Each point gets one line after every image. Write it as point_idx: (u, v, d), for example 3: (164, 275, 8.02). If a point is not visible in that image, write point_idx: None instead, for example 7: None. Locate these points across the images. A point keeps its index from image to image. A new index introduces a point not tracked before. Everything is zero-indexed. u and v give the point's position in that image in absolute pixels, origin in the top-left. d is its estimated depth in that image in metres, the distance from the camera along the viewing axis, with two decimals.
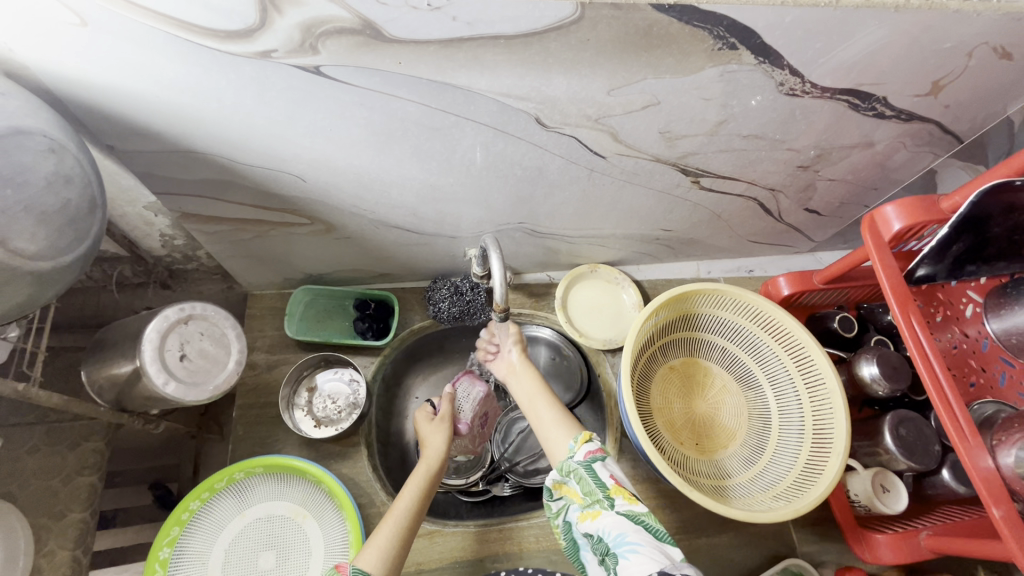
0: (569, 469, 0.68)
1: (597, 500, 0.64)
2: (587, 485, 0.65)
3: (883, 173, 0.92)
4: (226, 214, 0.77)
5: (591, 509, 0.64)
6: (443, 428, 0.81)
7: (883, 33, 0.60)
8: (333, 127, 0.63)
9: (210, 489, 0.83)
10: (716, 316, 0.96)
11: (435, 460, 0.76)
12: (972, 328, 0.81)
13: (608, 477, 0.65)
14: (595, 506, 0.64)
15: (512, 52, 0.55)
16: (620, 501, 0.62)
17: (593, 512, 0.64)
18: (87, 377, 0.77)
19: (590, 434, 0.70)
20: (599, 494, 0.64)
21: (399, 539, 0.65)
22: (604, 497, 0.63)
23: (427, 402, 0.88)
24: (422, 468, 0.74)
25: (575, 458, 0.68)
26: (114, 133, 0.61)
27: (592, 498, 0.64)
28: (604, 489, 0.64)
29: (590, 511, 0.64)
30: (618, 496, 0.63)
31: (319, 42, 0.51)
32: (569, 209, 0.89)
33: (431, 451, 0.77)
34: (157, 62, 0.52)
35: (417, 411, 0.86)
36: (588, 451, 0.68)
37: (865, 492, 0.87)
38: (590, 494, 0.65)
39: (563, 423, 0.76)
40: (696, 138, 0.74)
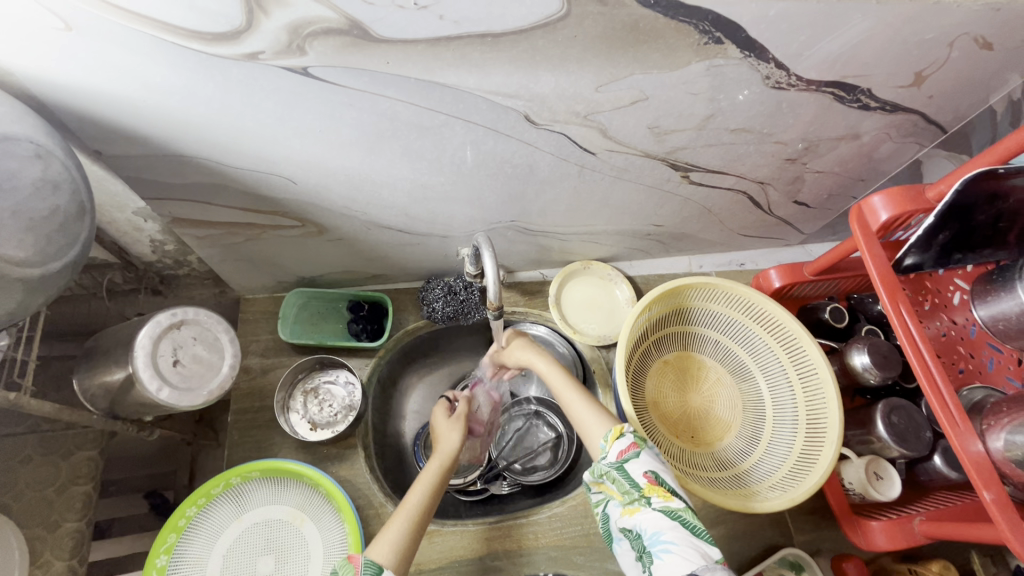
0: (601, 471, 0.67)
1: (633, 498, 0.64)
2: (622, 485, 0.65)
3: (870, 164, 0.94)
4: (217, 218, 0.77)
5: (629, 506, 0.64)
6: (457, 427, 0.80)
7: (867, 25, 0.61)
8: (323, 128, 0.62)
9: (206, 495, 0.82)
10: (709, 310, 0.96)
11: (448, 457, 0.75)
12: (960, 315, 0.82)
13: (641, 477, 0.64)
14: (633, 503, 0.64)
15: (500, 49, 0.55)
16: (656, 499, 0.63)
17: (632, 508, 0.64)
18: (79, 385, 0.76)
19: (621, 428, 0.69)
20: (635, 493, 0.64)
21: (409, 533, 0.64)
22: (641, 495, 0.63)
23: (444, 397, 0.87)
24: (435, 464, 0.73)
25: (607, 460, 0.67)
26: (100, 138, 0.60)
27: (628, 496, 0.65)
28: (639, 489, 0.64)
29: (628, 508, 0.64)
30: (653, 494, 0.63)
31: (306, 42, 0.51)
32: (560, 206, 0.90)
33: (445, 448, 0.76)
34: (143, 66, 0.51)
35: (435, 406, 0.85)
36: (620, 451, 0.67)
37: (859, 481, 0.87)
38: (627, 492, 0.65)
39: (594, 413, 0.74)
40: (684, 133, 0.75)
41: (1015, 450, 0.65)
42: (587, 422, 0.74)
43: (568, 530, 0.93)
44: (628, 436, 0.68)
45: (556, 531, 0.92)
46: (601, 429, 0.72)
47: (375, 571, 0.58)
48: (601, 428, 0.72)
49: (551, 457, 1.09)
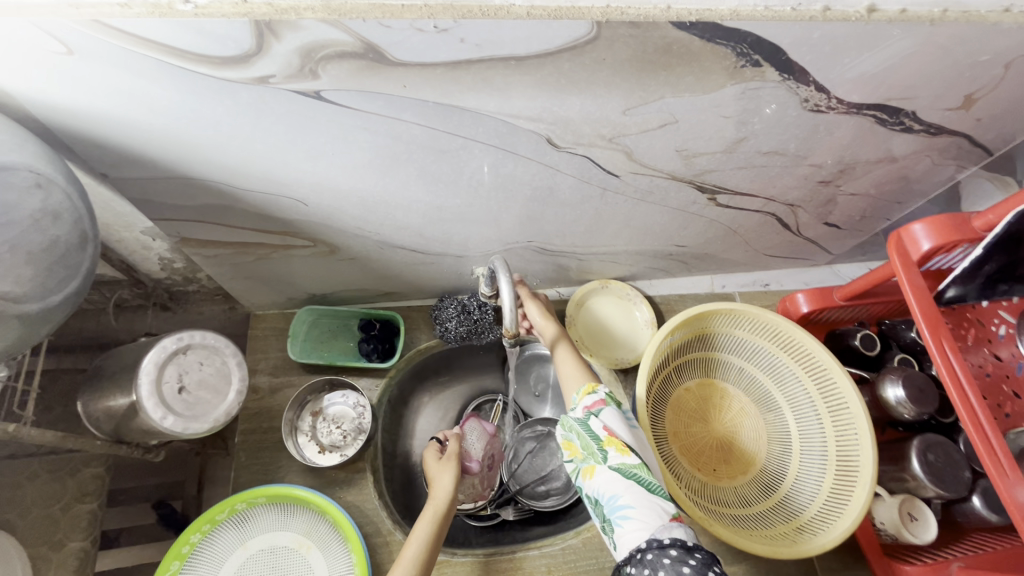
0: (569, 425, 0.68)
1: (591, 454, 0.64)
2: (583, 439, 0.65)
3: (907, 186, 0.89)
4: (227, 238, 0.75)
5: (587, 464, 0.64)
6: (449, 466, 0.76)
7: (916, 46, 0.57)
8: (336, 152, 0.60)
9: (211, 521, 0.80)
10: (733, 336, 0.92)
11: (441, 504, 0.72)
12: (1004, 350, 0.77)
13: (601, 430, 0.65)
14: (590, 461, 0.64)
15: (524, 73, 0.52)
16: (613, 454, 0.63)
17: (589, 467, 0.64)
18: (84, 408, 0.74)
19: (593, 385, 0.70)
20: (594, 447, 0.64)
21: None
22: (599, 450, 0.64)
23: (434, 437, 0.82)
24: (427, 517, 0.70)
25: (574, 414, 0.68)
26: (106, 161, 0.58)
27: (588, 452, 0.65)
28: (598, 442, 0.64)
29: (586, 466, 0.64)
30: (611, 448, 0.63)
31: (319, 66, 0.48)
32: (580, 227, 0.86)
33: (438, 494, 0.73)
34: (150, 90, 0.49)
35: (425, 449, 0.81)
36: (587, 405, 0.67)
37: (893, 521, 0.83)
38: (586, 447, 0.65)
39: (576, 367, 0.76)
40: (714, 156, 0.71)
41: None
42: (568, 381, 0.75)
43: (582, 563, 0.89)
44: (599, 392, 0.68)
45: (570, 564, 0.89)
46: (579, 382, 0.73)
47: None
48: (577, 380, 0.74)
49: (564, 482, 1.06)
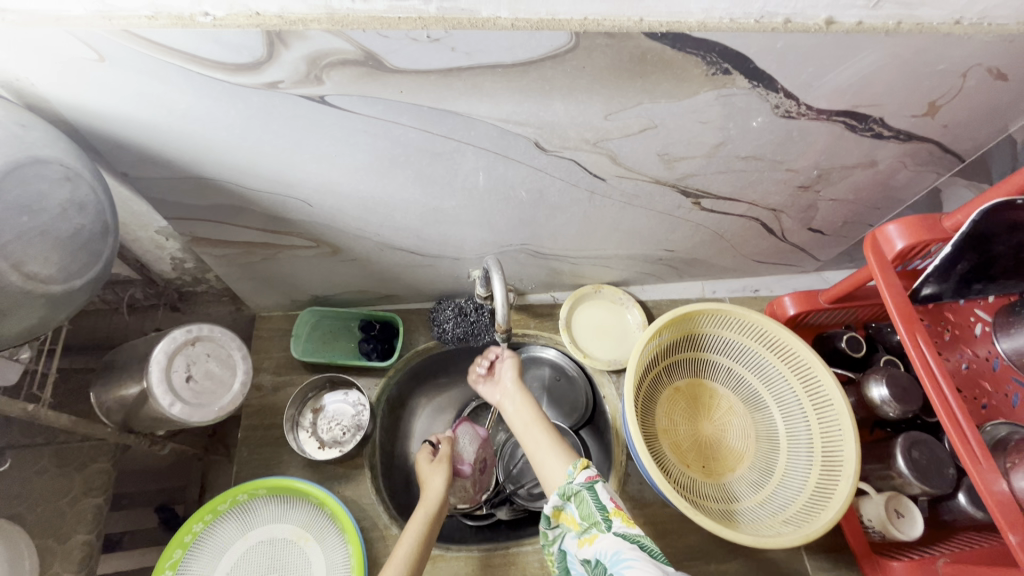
0: (570, 492, 0.68)
1: (594, 523, 0.64)
2: (587, 507, 0.65)
3: (887, 192, 0.92)
4: (235, 237, 0.80)
5: (588, 533, 0.64)
6: (440, 469, 0.83)
7: (875, 58, 0.61)
8: (339, 154, 0.65)
9: (213, 511, 0.83)
10: (721, 336, 0.95)
11: (433, 504, 0.77)
12: (981, 348, 0.80)
13: (607, 500, 0.65)
14: (592, 529, 0.64)
15: (511, 80, 0.56)
16: (618, 523, 0.62)
17: (590, 536, 0.64)
18: (96, 399, 0.78)
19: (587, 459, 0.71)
20: (598, 516, 0.64)
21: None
22: (603, 518, 0.63)
23: (426, 441, 0.89)
24: (420, 515, 0.75)
25: (576, 481, 0.68)
26: (127, 161, 0.63)
27: (590, 522, 0.65)
28: (603, 512, 0.64)
29: (587, 536, 0.65)
30: (616, 518, 0.63)
31: (324, 73, 0.53)
32: (571, 230, 0.90)
33: (430, 496, 0.78)
34: (170, 94, 0.54)
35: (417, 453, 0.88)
36: (589, 474, 0.68)
37: (879, 518, 0.84)
38: (589, 517, 0.65)
39: (557, 446, 0.78)
40: (695, 161, 0.75)
41: None
42: (549, 464, 0.77)
43: None
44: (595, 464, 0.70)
45: None
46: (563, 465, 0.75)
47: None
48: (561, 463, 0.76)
49: None
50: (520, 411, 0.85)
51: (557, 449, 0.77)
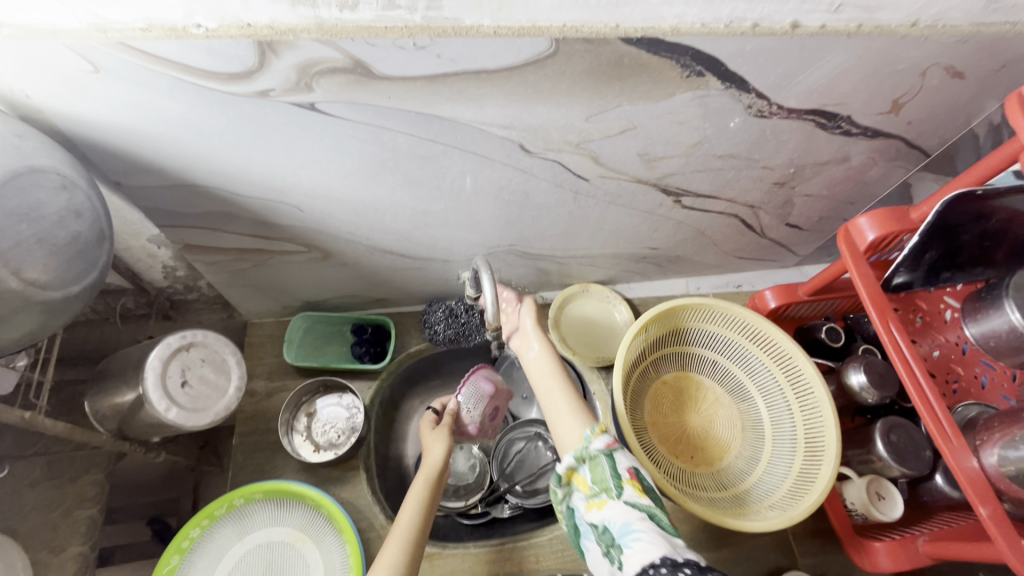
0: (585, 456, 0.65)
1: (606, 489, 0.63)
2: (602, 474, 0.64)
3: (860, 187, 0.96)
4: (227, 244, 0.81)
5: (597, 497, 0.63)
6: (443, 436, 0.78)
7: (840, 59, 0.65)
8: (329, 159, 0.66)
9: (209, 517, 0.83)
10: (705, 330, 0.98)
11: (434, 471, 0.73)
12: (950, 333, 0.83)
13: (625, 470, 0.64)
14: (602, 495, 0.63)
15: (495, 85, 0.59)
16: (629, 491, 0.62)
17: (599, 501, 0.63)
18: (90, 406, 0.79)
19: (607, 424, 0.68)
20: (610, 483, 0.63)
21: (405, 557, 0.63)
22: (615, 486, 0.63)
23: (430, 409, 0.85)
24: (422, 480, 0.71)
25: (593, 447, 0.65)
26: (120, 171, 0.65)
27: (601, 487, 0.64)
28: (617, 480, 0.63)
29: (596, 500, 0.63)
30: (628, 487, 0.63)
31: (313, 80, 0.55)
32: (558, 231, 0.93)
33: (431, 461, 0.74)
34: (163, 103, 0.56)
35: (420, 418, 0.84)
36: (608, 441, 0.66)
37: (861, 500, 0.87)
38: (601, 482, 0.64)
39: (573, 408, 0.70)
40: (674, 160, 0.78)
41: (1008, 466, 0.65)
42: (565, 423, 0.70)
43: (568, 552, 0.93)
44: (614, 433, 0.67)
45: (557, 554, 0.93)
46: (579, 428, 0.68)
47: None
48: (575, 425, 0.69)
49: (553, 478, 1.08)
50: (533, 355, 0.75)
51: (574, 406, 0.70)
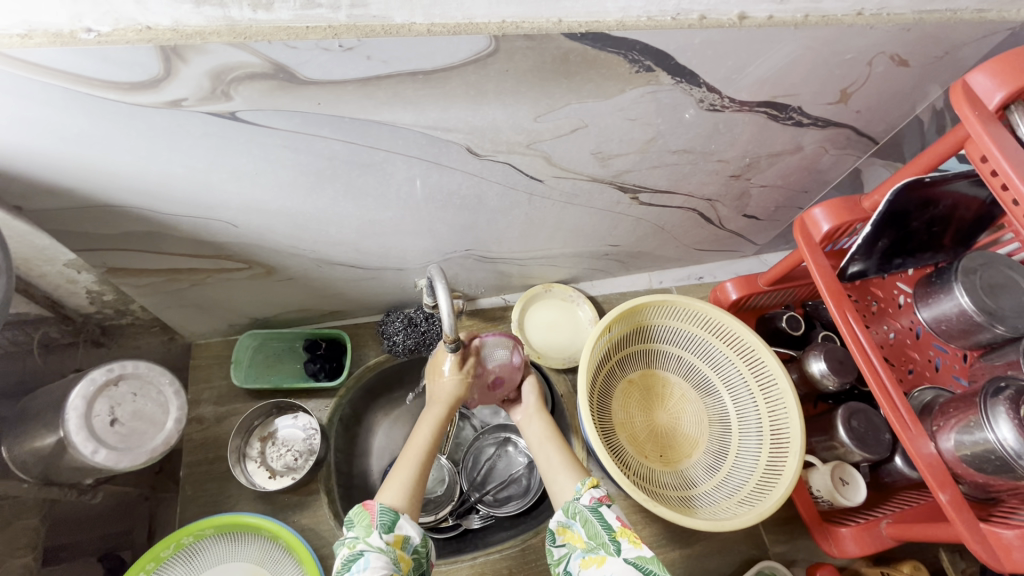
0: (574, 511, 0.66)
1: (602, 544, 0.62)
2: (594, 528, 0.63)
3: (813, 176, 0.96)
4: (157, 265, 0.75)
5: (595, 554, 0.62)
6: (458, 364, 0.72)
7: (790, 49, 0.63)
8: (258, 171, 0.61)
9: (155, 559, 0.77)
10: (669, 326, 0.97)
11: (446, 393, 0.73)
12: (904, 318, 0.85)
13: (614, 520, 0.63)
14: (600, 551, 0.62)
15: (434, 86, 0.55)
16: (626, 546, 0.60)
17: (598, 557, 0.62)
18: (8, 453, 0.72)
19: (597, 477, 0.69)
20: (605, 537, 0.62)
21: (416, 478, 0.64)
22: (611, 540, 0.61)
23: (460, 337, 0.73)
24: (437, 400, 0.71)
25: (581, 501, 0.66)
26: (19, 194, 0.58)
27: (597, 543, 0.62)
28: (610, 532, 0.62)
29: (594, 557, 0.62)
30: (623, 540, 0.61)
31: (230, 88, 0.50)
32: (515, 233, 0.90)
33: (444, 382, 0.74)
34: (58, 118, 0.50)
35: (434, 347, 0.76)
36: (597, 493, 0.66)
37: (827, 488, 0.88)
38: (595, 537, 0.63)
39: (566, 463, 0.73)
40: (629, 157, 0.76)
41: (964, 451, 0.66)
42: (556, 479, 0.73)
43: (543, 561, 0.92)
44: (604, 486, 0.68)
45: (530, 564, 0.91)
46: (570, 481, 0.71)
47: (390, 518, 0.59)
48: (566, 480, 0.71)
49: (524, 486, 1.07)
50: (532, 426, 0.81)
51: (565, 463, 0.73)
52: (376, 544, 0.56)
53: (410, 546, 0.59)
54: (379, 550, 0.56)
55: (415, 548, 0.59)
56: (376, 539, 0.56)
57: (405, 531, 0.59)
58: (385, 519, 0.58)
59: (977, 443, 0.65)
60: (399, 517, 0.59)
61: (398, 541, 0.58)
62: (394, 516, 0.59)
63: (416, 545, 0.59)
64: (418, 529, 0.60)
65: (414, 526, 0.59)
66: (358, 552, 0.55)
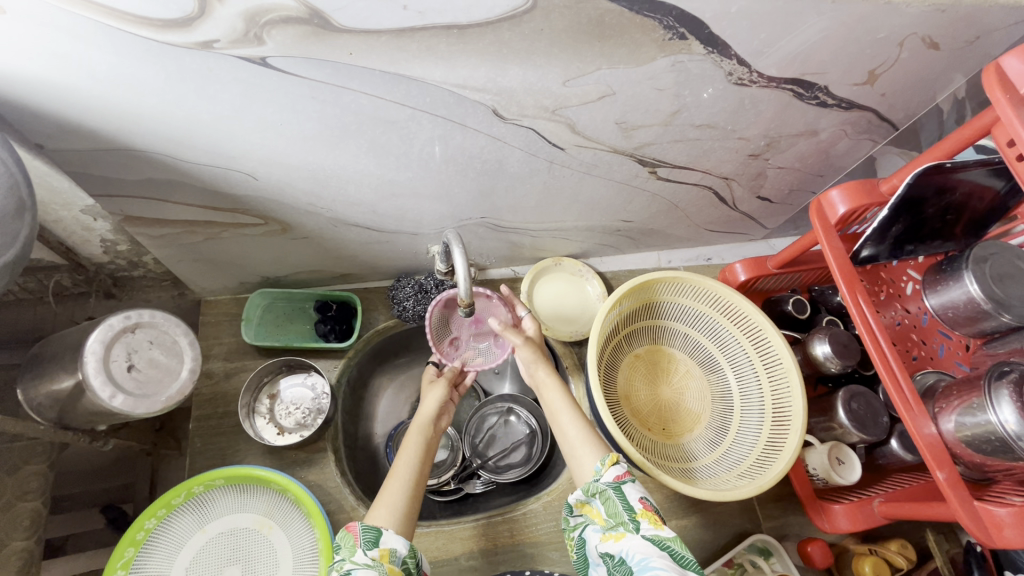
0: (594, 490, 0.67)
1: (621, 522, 0.64)
2: (614, 507, 0.65)
3: (829, 160, 0.96)
4: (172, 216, 0.75)
5: (615, 530, 0.64)
6: (440, 388, 0.84)
7: (823, 24, 0.63)
8: (284, 122, 0.61)
9: (166, 506, 0.80)
10: (677, 303, 0.98)
11: (427, 422, 0.79)
12: (913, 304, 0.86)
13: (636, 501, 0.64)
14: (619, 528, 0.64)
15: (467, 42, 0.54)
16: (645, 525, 0.62)
17: (617, 533, 0.64)
18: (23, 395, 0.74)
19: (617, 455, 0.69)
20: (625, 516, 0.64)
21: (407, 499, 0.69)
22: (630, 519, 0.63)
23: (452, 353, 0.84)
24: (416, 431, 0.78)
25: (602, 480, 0.67)
26: (43, 131, 0.58)
27: (616, 520, 0.64)
28: (631, 512, 0.64)
29: (613, 533, 0.64)
30: (644, 520, 0.62)
31: (264, 31, 0.49)
32: (530, 202, 0.89)
33: (423, 414, 0.81)
34: (89, 54, 0.49)
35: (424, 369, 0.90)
36: (615, 475, 0.67)
37: (823, 466, 0.90)
38: (615, 515, 0.65)
39: (588, 439, 0.75)
40: (652, 129, 0.76)
41: (964, 432, 0.68)
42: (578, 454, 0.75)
43: (543, 526, 0.93)
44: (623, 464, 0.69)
45: (532, 528, 0.93)
46: (597, 454, 0.73)
47: (374, 535, 0.62)
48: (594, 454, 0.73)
49: (525, 453, 1.09)
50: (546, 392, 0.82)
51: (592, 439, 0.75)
52: (360, 562, 0.59)
53: (398, 557, 0.62)
54: (366, 567, 0.58)
55: (403, 559, 0.62)
56: (362, 556, 0.59)
57: (393, 545, 0.63)
58: (368, 536, 0.62)
59: (978, 424, 0.67)
60: (382, 532, 0.63)
61: (385, 555, 0.61)
62: (378, 532, 0.63)
63: (404, 557, 0.63)
64: (404, 540, 0.63)
65: (399, 538, 0.63)
66: (346, 572, 0.58)
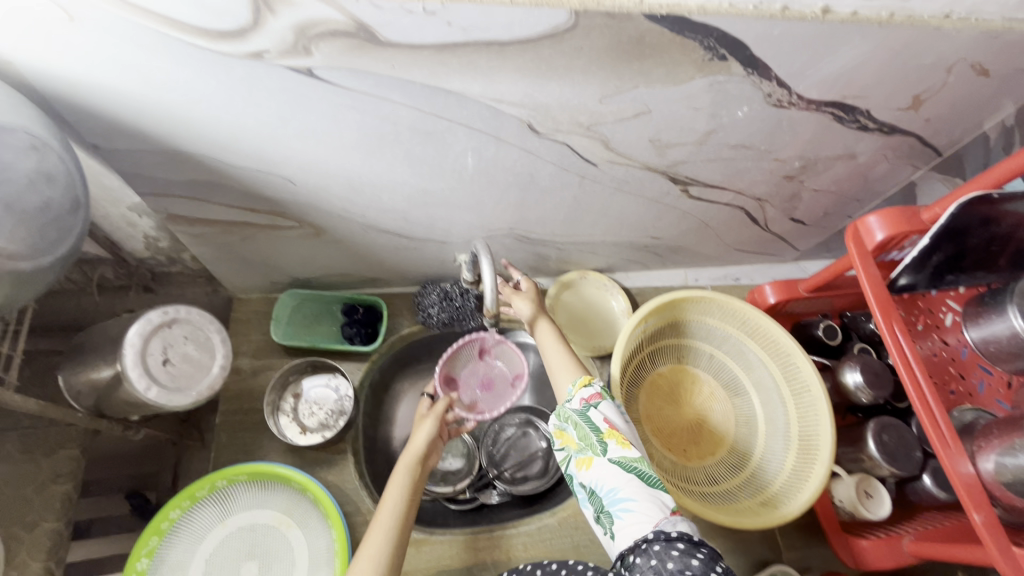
0: (565, 415, 0.67)
1: (590, 445, 0.64)
2: (584, 431, 0.65)
3: (866, 184, 0.94)
4: (213, 216, 0.77)
5: (584, 454, 0.65)
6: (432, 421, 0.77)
7: (866, 50, 0.62)
8: (324, 129, 0.62)
9: (190, 497, 0.81)
10: (704, 323, 0.96)
11: (415, 460, 0.73)
12: (951, 336, 0.83)
13: (602, 422, 0.64)
14: (588, 451, 0.65)
15: (506, 58, 0.55)
16: (613, 446, 0.63)
17: (586, 458, 0.65)
18: (64, 381, 0.78)
19: (589, 378, 0.69)
20: (593, 437, 0.64)
21: (390, 550, 0.63)
22: (598, 442, 0.64)
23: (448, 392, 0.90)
24: (402, 469, 0.71)
25: (571, 405, 0.67)
26: (99, 133, 0.61)
27: (586, 443, 0.65)
28: (598, 433, 0.64)
29: (583, 457, 0.65)
30: (611, 440, 0.63)
31: (311, 43, 0.50)
32: (559, 216, 0.90)
33: (411, 450, 0.74)
34: (146, 60, 0.52)
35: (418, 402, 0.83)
36: (585, 397, 0.67)
37: (850, 499, 0.87)
38: (584, 438, 0.65)
39: (568, 363, 0.74)
40: (686, 147, 0.75)
41: (1004, 474, 0.65)
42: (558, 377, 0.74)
43: (556, 541, 0.92)
44: (594, 385, 0.68)
45: (546, 543, 0.92)
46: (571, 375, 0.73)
47: None
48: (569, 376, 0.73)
49: (542, 466, 1.08)
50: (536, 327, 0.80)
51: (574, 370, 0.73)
52: None
53: None
54: None
55: None
56: None
57: None
58: None
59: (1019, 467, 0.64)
60: None
61: None
62: None
63: None
64: None
65: None
66: None
